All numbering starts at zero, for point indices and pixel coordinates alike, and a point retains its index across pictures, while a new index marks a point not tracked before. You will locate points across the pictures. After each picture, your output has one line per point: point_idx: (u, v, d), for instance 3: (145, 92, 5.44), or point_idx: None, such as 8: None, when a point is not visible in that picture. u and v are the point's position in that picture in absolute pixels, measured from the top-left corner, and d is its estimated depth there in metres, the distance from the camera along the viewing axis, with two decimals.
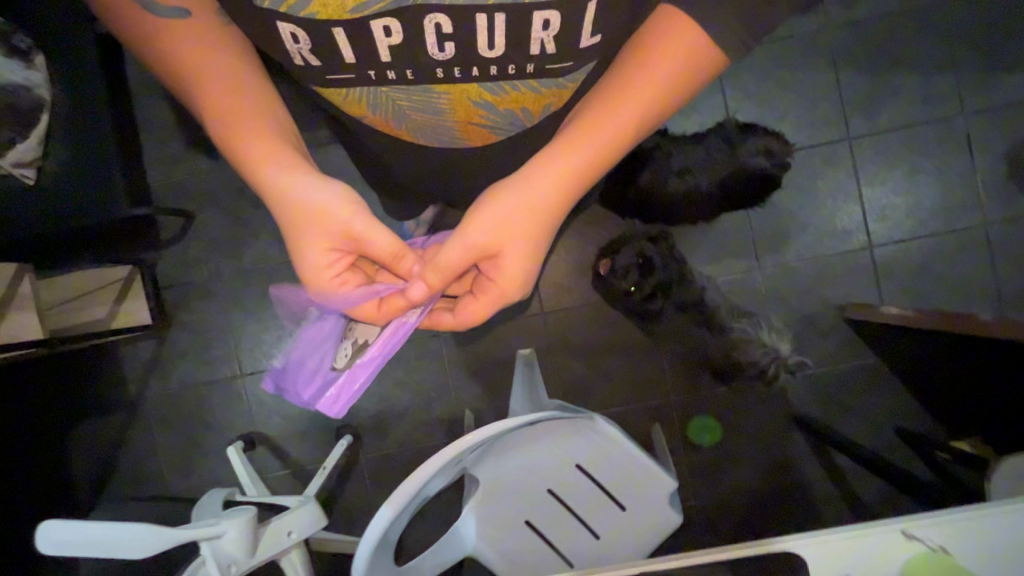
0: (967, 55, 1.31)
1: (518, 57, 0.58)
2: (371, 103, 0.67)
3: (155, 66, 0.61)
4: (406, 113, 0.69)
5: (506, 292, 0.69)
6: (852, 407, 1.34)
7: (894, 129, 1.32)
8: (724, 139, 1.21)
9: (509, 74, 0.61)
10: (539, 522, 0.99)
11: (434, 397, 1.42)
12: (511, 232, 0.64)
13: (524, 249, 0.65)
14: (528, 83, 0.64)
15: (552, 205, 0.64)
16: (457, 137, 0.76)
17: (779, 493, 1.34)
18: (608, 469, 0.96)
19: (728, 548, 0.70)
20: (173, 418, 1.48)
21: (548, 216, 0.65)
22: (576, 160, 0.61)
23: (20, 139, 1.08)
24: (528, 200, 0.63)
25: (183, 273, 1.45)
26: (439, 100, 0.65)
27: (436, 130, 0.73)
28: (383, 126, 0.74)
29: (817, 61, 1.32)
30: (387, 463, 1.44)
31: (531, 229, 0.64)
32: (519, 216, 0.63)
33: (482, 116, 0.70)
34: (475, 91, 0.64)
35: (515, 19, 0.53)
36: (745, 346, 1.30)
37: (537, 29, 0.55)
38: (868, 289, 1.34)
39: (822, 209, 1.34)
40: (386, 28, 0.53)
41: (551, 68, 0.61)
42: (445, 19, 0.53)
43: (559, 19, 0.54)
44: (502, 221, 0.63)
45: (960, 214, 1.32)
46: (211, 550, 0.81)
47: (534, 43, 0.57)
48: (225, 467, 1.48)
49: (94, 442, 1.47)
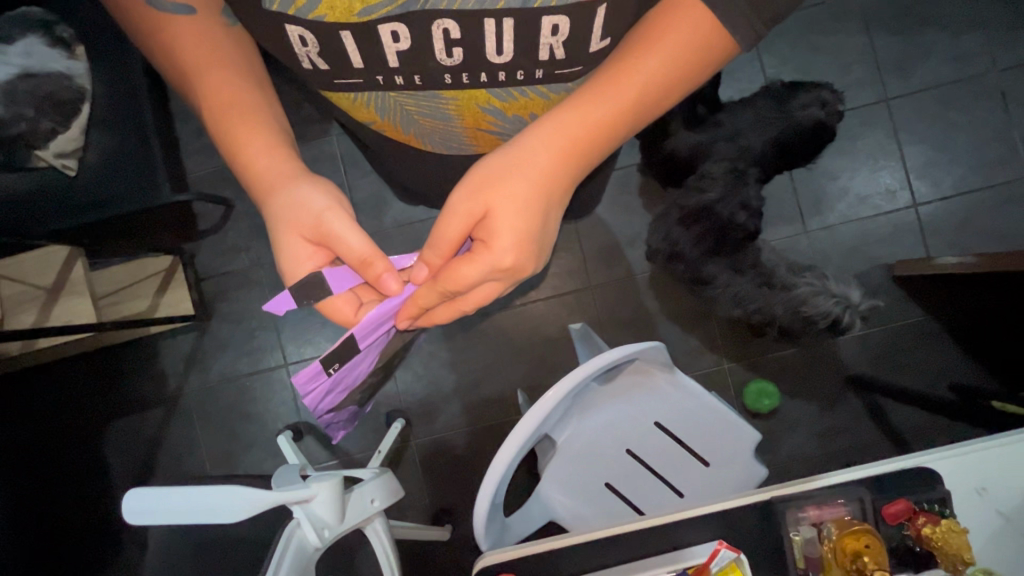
0: (997, 11, 1.32)
1: (527, 64, 0.57)
2: (378, 107, 0.65)
3: (161, 66, 0.60)
4: (413, 118, 0.66)
5: (499, 263, 0.57)
6: (910, 365, 1.33)
7: (930, 87, 1.33)
8: (774, 98, 1.20)
9: (518, 81, 0.59)
10: (620, 485, 0.98)
11: (485, 377, 1.38)
12: (499, 189, 0.55)
13: (513, 212, 0.56)
14: (537, 89, 0.61)
15: (547, 170, 0.56)
16: (466, 143, 0.73)
17: (844, 455, 1.32)
18: (688, 424, 0.95)
19: (873, 465, 0.72)
20: (213, 412, 1.41)
21: (542, 183, 0.56)
22: (575, 118, 0.54)
23: (60, 128, 1.08)
24: (519, 158, 0.55)
25: (222, 262, 1.41)
26: (445, 105, 0.63)
27: (444, 136, 0.71)
28: (391, 133, 0.72)
29: (851, 24, 1.34)
30: (439, 448, 1.38)
31: (523, 193, 0.55)
32: (507, 176, 0.55)
33: (491, 123, 0.67)
34: (482, 97, 0.62)
35: (522, 23, 0.52)
36: (812, 297, 1.21)
37: (545, 35, 0.53)
38: (915, 246, 1.34)
39: (861, 171, 1.35)
40: (394, 33, 0.52)
41: (559, 74, 0.59)
42: (452, 25, 0.51)
43: (568, 24, 0.52)
44: (491, 178, 0.56)
45: (1000, 167, 1.33)
46: (305, 513, 0.79)
47: (543, 49, 0.55)
48: (269, 461, 1.41)
49: (132, 439, 1.40)
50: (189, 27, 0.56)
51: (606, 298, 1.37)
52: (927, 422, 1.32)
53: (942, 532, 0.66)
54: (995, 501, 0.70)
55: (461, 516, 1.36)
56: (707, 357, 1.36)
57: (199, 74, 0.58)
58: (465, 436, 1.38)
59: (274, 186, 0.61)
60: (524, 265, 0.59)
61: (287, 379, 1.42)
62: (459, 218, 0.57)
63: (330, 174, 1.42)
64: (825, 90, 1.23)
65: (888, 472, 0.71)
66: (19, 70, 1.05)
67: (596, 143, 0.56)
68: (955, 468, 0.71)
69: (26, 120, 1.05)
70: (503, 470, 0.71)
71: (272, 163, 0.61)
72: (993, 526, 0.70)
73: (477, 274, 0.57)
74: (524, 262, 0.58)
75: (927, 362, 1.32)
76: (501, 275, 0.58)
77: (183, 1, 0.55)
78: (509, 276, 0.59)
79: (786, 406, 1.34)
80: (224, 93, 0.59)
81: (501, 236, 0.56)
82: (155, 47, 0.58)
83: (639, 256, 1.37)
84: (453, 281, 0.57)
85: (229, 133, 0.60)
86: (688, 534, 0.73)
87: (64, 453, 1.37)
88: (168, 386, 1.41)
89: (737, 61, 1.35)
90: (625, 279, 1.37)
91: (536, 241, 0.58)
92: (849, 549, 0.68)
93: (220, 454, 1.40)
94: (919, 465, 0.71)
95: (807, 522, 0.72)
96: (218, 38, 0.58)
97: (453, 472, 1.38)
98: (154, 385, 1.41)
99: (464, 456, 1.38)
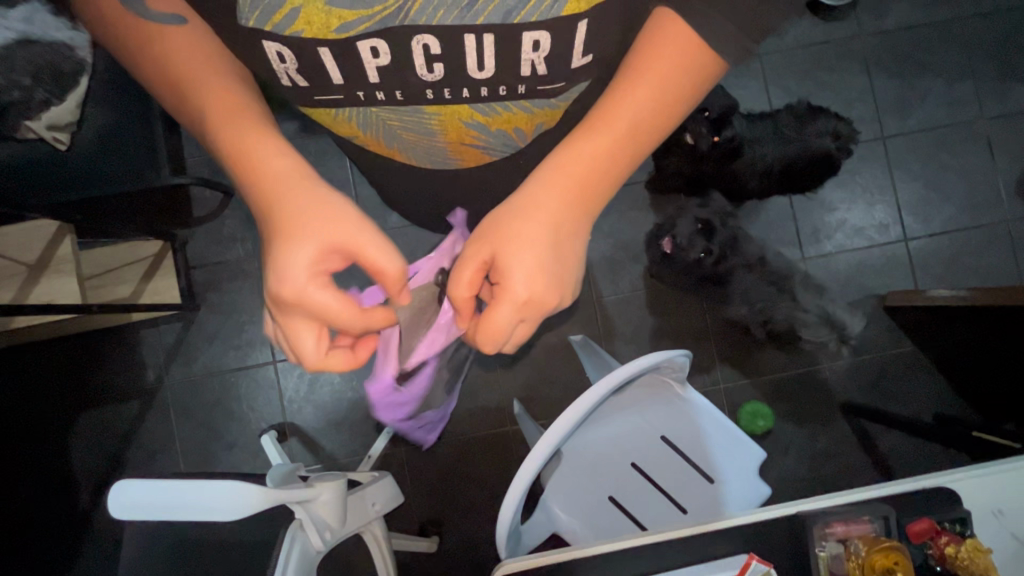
0: (988, 64, 1.40)
1: (508, 79, 0.54)
2: (360, 123, 0.61)
3: (155, 84, 0.54)
4: (396, 133, 0.63)
5: (519, 302, 0.53)
6: (896, 393, 1.37)
7: (923, 129, 1.40)
8: (794, 115, 1.19)
9: (500, 96, 0.57)
10: (625, 499, 0.96)
11: (482, 386, 1.36)
12: (512, 235, 0.52)
13: (529, 256, 0.52)
14: (520, 104, 0.59)
15: (556, 210, 0.52)
16: (450, 158, 0.70)
17: (833, 479, 1.34)
18: (693, 439, 0.95)
19: (890, 484, 0.74)
20: (193, 407, 1.34)
21: (551, 221, 0.52)
22: (580, 156, 0.51)
23: (54, 100, 0.99)
24: (522, 201, 0.52)
25: (215, 252, 1.36)
26: (429, 120, 0.60)
27: (428, 151, 0.68)
28: (375, 147, 0.69)
29: (854, 64, 1.40)
30: (432, 455, 1.34)
31: (531, 232, 0.52)
32: (517, 222, 0.52)
33: (475, 138, 0.64)
34: (466, 112, 0.59)
35: (504, 39, 0.49)
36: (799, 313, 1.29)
37: (526, 50, 0.51)
38: (905, 279, 1.39)
39: (856, 205, 1.40)
40: (374, 49, 0.49)
41: (543, 90, 0.57)
42: (433, 40, 0.48)
43: (549, 41, 0.50)
44: (501, 222, 0.53)
45: (987, 209, 1.40)
46: (307, 514, 0.75)
47: (524, 65, 0.52)
48: (250, 462, 1.34)
49: (103, 432, 1.32)
50: (183, 39, 0.51)
51: (608, 312, 1.37)
52: (914, 450, 1.35)
53: (969, 551, 0.66)
54: (1011, 523, 0.73)
55: (451, 526, 1.32)
56: (704, 377, 1.37)
57: (191, 80, 0.51)
58: (460, 444, 1.34)
59: (287, 193, 0.52)
60: (547, 299, 0.54)
61: (275, 377, 1.36)
62: (472, 265, 0.55)
63: (336, 169, 1.39)
64: (840, 124, 1.20)
65: (909, 491, 0.73)
66: (19, 36, 0.88)
67: (604, 177, 0.53)
68: (974, 489, 0.73)
69: (21, 89, 0.93)
70: (524, 488, 0.69)
71: (280, 168, 0.52)
72: (1011, 547, 0.72)
73: (502, 314, 0.53)
74: (547, 296, 0.53)
75: (915, 392, 1.37)
76: (528, 313, 0.54)
77: (174, 10, 0.49)
78: (534, 313, 0.55)
79: (778, 428, 1.36)
80: (225, 100, 0.52)
81: (514, 273, 0.52)
82: (144, 65, 0.52)
83: (642, 272, 1.38)
84: (489, 324, 0.54)
85: (227, 144, 0.52)
86: (682, 554, 0.73)
87: (30, 442, 1.30)
88: (146, 378, 1.34)
89: (745, 89, 1.39)
90: (628, 296, 1.38)
91: (555, 277, 0.54)
92: (879, 567, 0.67)
93: (198, 453, 1.33)
94: (937, 485, 0.73)
95: (834, 538, 0.71)
96: (215, 49, 0.53)
97: (445, 480, 1.34)
98: (132, 376, 1.33)
99: (457, 465, 1.34)
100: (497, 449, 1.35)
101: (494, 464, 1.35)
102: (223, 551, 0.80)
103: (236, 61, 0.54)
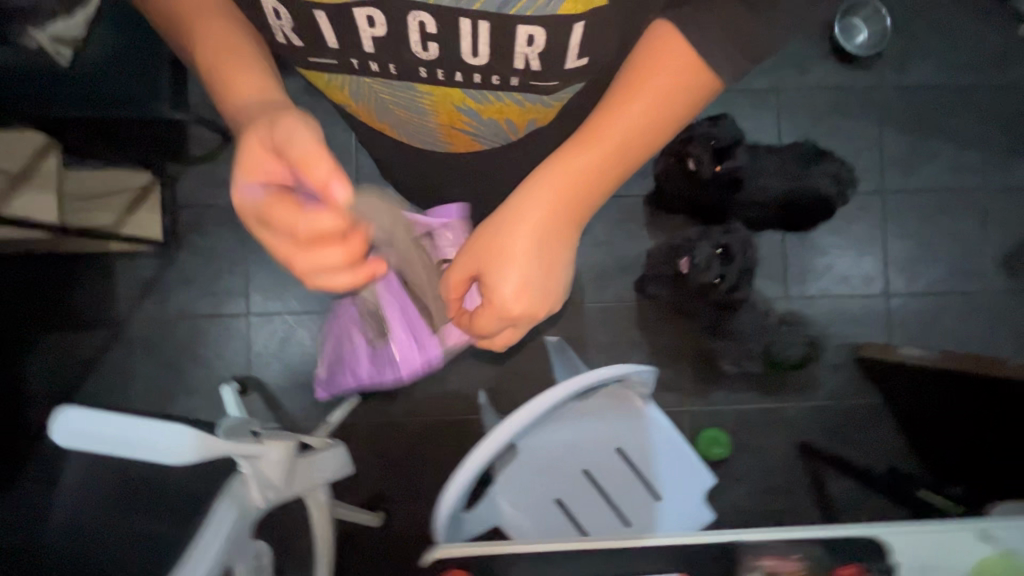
0: (996, 136, 1.42)
1: (501, 69, 0.53)
2: (353, 91, 0.60)
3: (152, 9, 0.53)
4: (388, 107, 0.62)
5: (507, 313, 0.54)
6: (853, 442, 1.39)
7: (923, 189, 1.42)
8: (799, 153, 1.21)
9: (493, 85, 0.56)
10: (571, 503, 0.97)
11: (452, 371, 1.36)
12: (502, 245, 0.53)
13: (518, 268, 0.53)
14: (513, 96, 0.58)
15: (542, 228, 0.53)
16: (440, 140, 0.70)
17: (779, 515, 1.37)
18: (648, 454, 0.96)
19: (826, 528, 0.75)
20: (160, 345, 1.33)
21: (537, 237, 0.53)
22: (567, 173, 0.51)
23: (62, 10, 0.88)
24: (512, 215, 0.52)
25: (205, 194, 1.34)
26: (420, 99, 0.59)
27: (419, 130, 0.67)
28: (366, 118, 0.68)
29: (868, 114, 1.41)
30: (391, 432, 1.34)
31: (519, 242, 0.52)
32: (507, 232, 0.53)
33: (465, 124, 0.64)
34: (458, 96, 0.58)
35: (498, 29, 0.48)
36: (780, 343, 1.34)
37: (521, 44, 0.50)
38: (881, 332, 1.41)
39: (847, 252, 1.41)
40: (370, 18, 0.48)
41: (535, 85, 0.56)
42: (429, 19, 0.47)
43: (543, 37, 0.49)
44: (491, 230, 0.53)
45: (971, 277, 1.42)
46: (252, 469, 0.73)
47: (517, 58, 0.52)
48: (209, 410, 1.32)
49: (63, 356, 1.30)
50: None
51: (587, 319, 1.38)
52: (861, 500, 1.38)
53: None
54: None
55: (400, 504, 1.33)
56: (671, 397, 1.38)
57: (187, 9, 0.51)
58: (422, 424, 1.35)
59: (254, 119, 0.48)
60: (536, 311, 0.55)
61: (246, 329, 1.34)
62: (463, 270, 0.56)
63: (341, 132, 1.37)
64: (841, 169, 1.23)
65: (841, 537, 0.74)
66: None
67: (590, 189, 0.53)
68: (905, 545, 0.75)
69: None
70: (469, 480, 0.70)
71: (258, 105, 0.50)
72: None
73: (492, 321, 0.55)
74: (535, 306, 0.54)
75: (872, 443, 1.39)
76: (517, 319, 0.55)
77: None
78: (525, 322, 0.56)
79: (735, 458, 1.38)
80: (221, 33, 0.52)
81: (503, 284, 0.53)
82: None
83: (628, 283, 1.38)
84: (478, 328, 0.57)
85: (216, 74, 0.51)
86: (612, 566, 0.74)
87: None
88: (115, 309, 1.32)
89: (757, 119, 1.40)
90: (611, 305, 1.38)
91: (542, 290, 0.55)
92: None
93: (158, 392, 1.32)
94: (869, 536, 0.75)
95: (762, 571, 0.74)
96: None
97: (401, 458, 1.34)
98: (102, 304, 1.31)
99: (416, 445, 1.34)
100: (456, 435, 1.35)
101: (452, 450, 1.35)
102: (162, 497, 0.79)
103: (243, 17, 0.54)
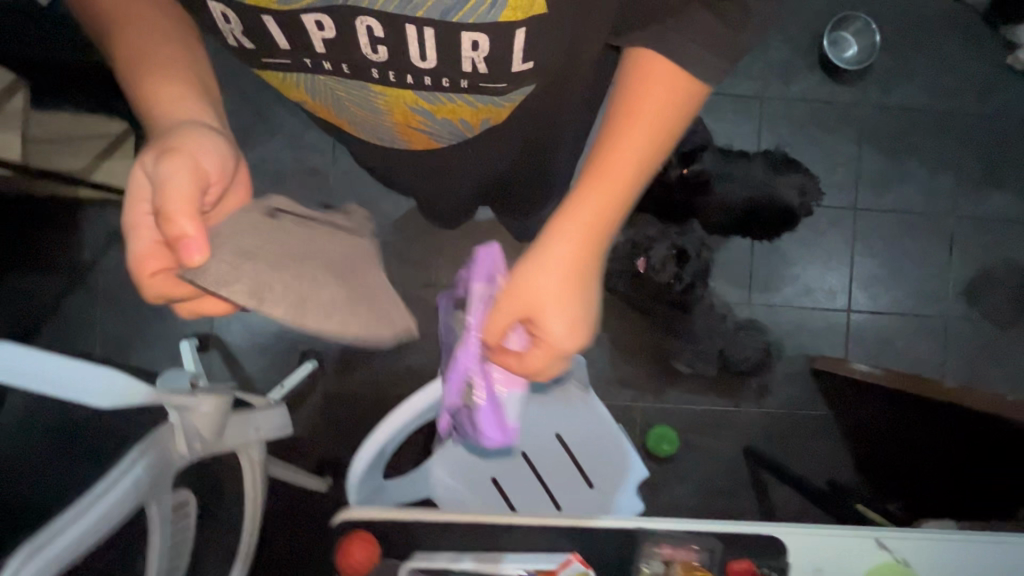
0: (973, 162, 1.43)
1: (451, 73, 0.53)
2: (309, 88, 0.60)
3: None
4: (345, 105, 0.61)
5: (563, 349, 0.53)
6: (799, 451, 1.42)
7: (894, 210, 1.43)
8: (769, 161, 1.23)
9: (444, 88, 0.56)
10: (505, 484, 0.99)
11: (412, 346, 1.37)
12: (543, 289, 0.51)
13: (564, 305, 0.52)
14: (464, 98, 0.58)
15: (575, 265, 0.52)
16: (398, 137, 0.69)
17: (718, 515, 1.40)
18: (583, 441, 0.98)
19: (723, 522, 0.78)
20: (123, 295, 1.33)
21: (573, 274, 0.52)
22: (590, 211, 0.52)
23: None
24: (544, 260, 0.51)
25: None
26: (375, 99, 0.59)
27: (376, 127, 0.66)
28: (324, 114, 0.67)
29: (848, 130, 1.42)
30: (346, 400, 1.36)
31: (558, 283, 0.51)
32: (546, 276, 0.51)
33: (421, 123, 0.63)
34: (410, 98, 0.58)
35: (443, 37, 0.49)
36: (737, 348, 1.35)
37: (466, 49, 0.50)
38: (837, 346, 1.43)
39: (813, 265, 1.42)
40: (319, 23, 0.48)
41: (485, 87, 0.55)
42: (375, 23, 0.48)
43: (487, 43, 0.49)
44: (528, 278, 0.52)
45: (932, 301, 1.44)
46: (180, 419, 0.73)
47: (464, 62, 0.51)
48: (167, 363, 1.33)
49: (26, 297, 1.30)
50: None
51: None
52: (800, 507, 1.41)
53: None
54: None
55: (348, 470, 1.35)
56: (625, 392, 1.40)
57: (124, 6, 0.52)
58: (377, 396, 1.36)
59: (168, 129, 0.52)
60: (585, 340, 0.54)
61: None
62: (504, 320, 0.53)
63: None
64: (808, 182, 1.27)
65: (741, 531, 0.78)
66: None
67: (613, 223, 0.53)
68: (802, 546, 0.78)
69: None
70: None
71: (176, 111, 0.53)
72: None
73: (549, 360, 0.53)
74: (583, 336, 0.53)
75: (817, 454, 1.42)
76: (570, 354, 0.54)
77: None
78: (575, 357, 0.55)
79: (681, 455, 1.41)
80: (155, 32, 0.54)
81: (555, 321, 0.52)
82: None
83: None
84: (531, 370, 0.54)
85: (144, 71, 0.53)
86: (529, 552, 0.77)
87: None
88: (81, 255, 1.32)
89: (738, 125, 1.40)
90: None
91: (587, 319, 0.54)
92: None
93: (118, 341, 1.33)
94: (766, 535, 0.78)
95: (659, 558, 0.78)
96: None
97: (353, 426, 1.35)
98: (68, 249, 1.31)
99: (370, 414, 1.36)
100: None
101: None
102: None
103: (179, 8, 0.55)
